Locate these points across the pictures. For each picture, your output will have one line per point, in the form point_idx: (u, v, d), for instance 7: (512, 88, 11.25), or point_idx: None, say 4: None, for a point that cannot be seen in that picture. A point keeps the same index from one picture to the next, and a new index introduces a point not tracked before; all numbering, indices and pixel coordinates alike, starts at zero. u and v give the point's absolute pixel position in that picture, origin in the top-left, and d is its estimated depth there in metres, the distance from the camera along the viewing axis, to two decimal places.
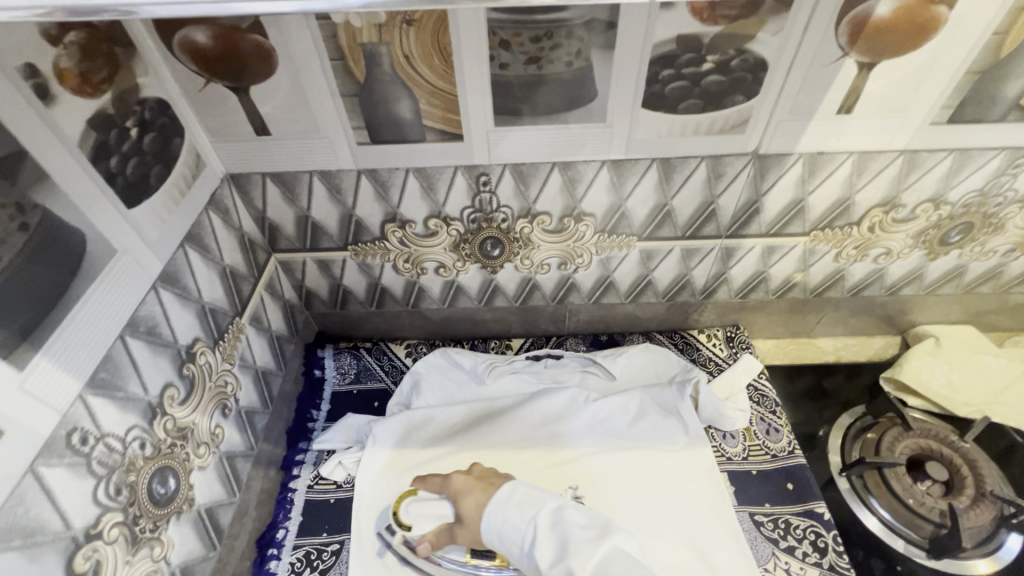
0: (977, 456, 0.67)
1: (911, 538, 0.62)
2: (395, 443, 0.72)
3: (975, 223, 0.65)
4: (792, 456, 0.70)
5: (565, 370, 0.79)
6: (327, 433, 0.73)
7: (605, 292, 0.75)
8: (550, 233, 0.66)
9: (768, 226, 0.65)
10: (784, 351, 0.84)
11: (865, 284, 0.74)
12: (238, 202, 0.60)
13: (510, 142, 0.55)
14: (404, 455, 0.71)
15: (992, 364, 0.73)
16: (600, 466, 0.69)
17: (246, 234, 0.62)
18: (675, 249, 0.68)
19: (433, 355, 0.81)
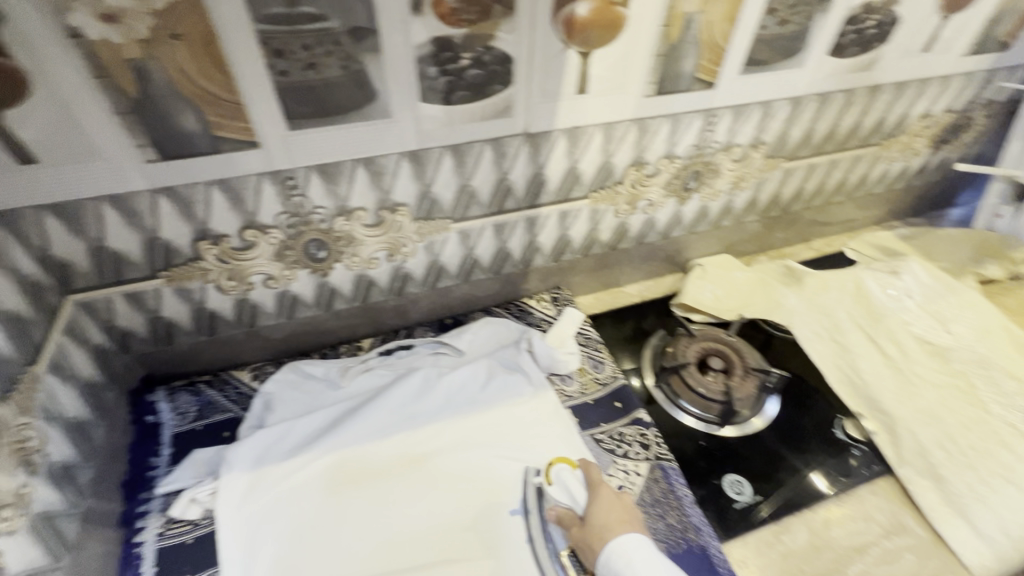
0: (741, 345, 0.87)
1: (708, 418, 0.79)
2: (253, 463, 0.70)
3: (701, 171, 0.85)
4: (617, 379, 0.83)
5: (417, 356, 0.84)
6: (172, 475, 0.68)
7: (438, 277, 0.83)
8: (371, 227, 0.71)
9: (556, 193, 0.78)
10: (601, 301, 0.99)
11: (644, 233, 0.92)
12: (13, 245, 0.53)
13: (309, 144, 0.59)
14: (265, 473, 0.70)
15: (740, 276, 0.96)
16: (460, 434, 0.77)
17: (28, 277, 0.55)
18: (487, 226, 0.78)
19: (282, 372, 0.81)
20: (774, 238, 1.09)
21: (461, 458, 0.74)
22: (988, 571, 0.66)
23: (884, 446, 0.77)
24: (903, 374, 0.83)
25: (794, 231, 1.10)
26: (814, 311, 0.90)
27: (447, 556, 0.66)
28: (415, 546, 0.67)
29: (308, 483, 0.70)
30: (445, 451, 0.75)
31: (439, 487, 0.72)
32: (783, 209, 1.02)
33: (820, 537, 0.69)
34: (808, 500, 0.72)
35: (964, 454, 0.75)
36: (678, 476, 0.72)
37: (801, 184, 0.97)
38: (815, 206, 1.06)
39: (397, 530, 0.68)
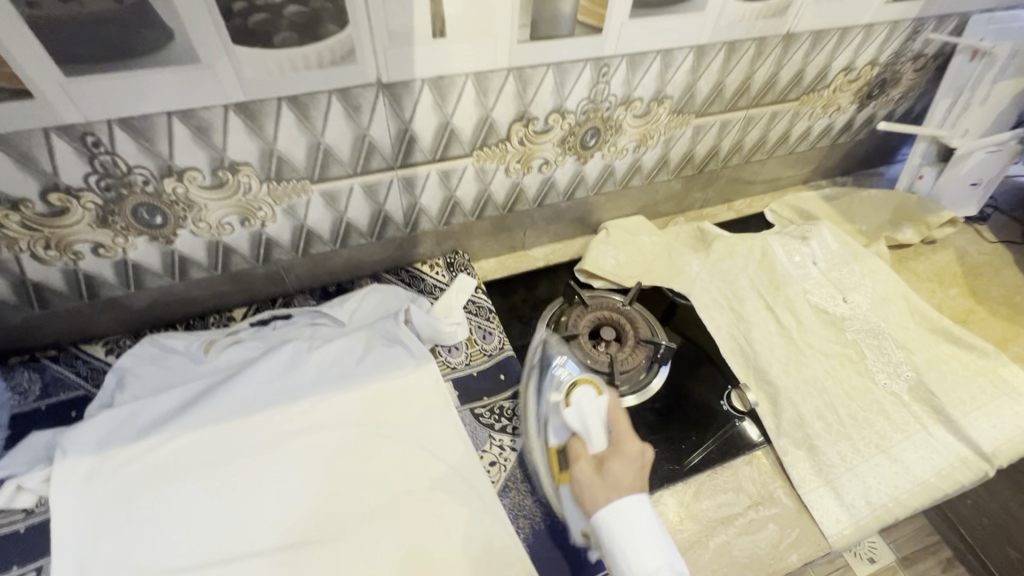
0: (635, 315, 0.84)
1: None
2: (99, 446, 0.66)
3: (600, 127, 0.78)
4: (503, 351, 0.80)
5: (293, 328, 0.78)
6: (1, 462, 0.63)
7: (309, 243, 0.76)
8: (211, 190, 0.63)
9: (431, 152, 0.70)
10: (504, 266, 0.94)
11: (543, 194, 0.86)
12: None
13: (98, 93, 0.50)
14: (111, 457, 0.65)
15: (646, 241, 0.92)
16: (332, 409, 0.73)
17: None
18: (355, 187, 0.71)
19: (139, 346, 0.75)
20: (693, 198, 1.04)
21: (331, 435, 0.71)
22: (845, 539, 0.68)
23: (765, 417, 0.77)
24: (795, 344, 0.81)
25: (714, 191, 1.05)
26: (716, 278, 0.88)
27: (307, 536, 0.64)
28: (274, 527, 0.64)
29: (162, 464, 0.66)
30: (315, 428, 0.71)
31: (304, 465, 0.69)
32: (699, 168, 0.97)
33: (688, 510, 0.69)
34: (680, 473, 0.71)
35: (841, 424, 0.76)
36: None
37: (716, 141, 0.91)
38: (734, 165, 1.00)
39: (256, 511, 0.65)
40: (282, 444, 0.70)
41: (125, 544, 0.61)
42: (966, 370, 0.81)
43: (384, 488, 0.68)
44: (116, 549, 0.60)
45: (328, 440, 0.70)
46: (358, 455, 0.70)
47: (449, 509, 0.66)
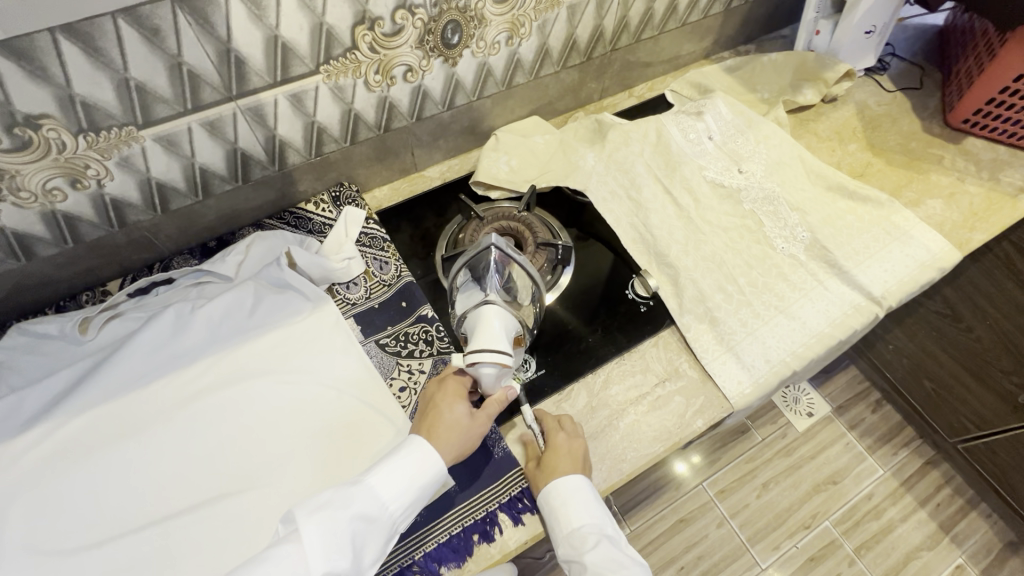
0: (533, 220, 0.82)
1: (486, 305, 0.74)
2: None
3: (459, 20, 0.71)
4: (403, 279, 0.78)
5: (176, 292, 0.74)
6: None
7: (165, 197, 0.69)
8: (15, 152, 0.56)
9: (269, 74, 0.64)
10: (398, 192, 0.90)
11: (419, 105, 0.80)
12: None
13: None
14: None
15: (539, 141, 0.88)
16: (230, 364, 0.70)
17: None
18: (194, 126, 0.64)
19: (9, 337, 0.70)
20: (589, 90, 0.99)
21: (230, 389, 0.68)
22: (746, 398, 0.72)
23: (669, 299, 0.78)
24: (694, 223, 0.81)
25: (610, 78, 1.00)
26: (613, 169, 0.85)
27: (225, 490, 0.63)
28: (189, 489, 0.63)
29: (54, 451, 0.63)
30: (216, 386, 0.68)
31: (209, 424, 0.66)
32: (587, 54, 0.91)
33: (598, 398, 0.71)
34: (589, 365, 0.73)
35: (742, 293, 0.77)
36: None
37: (596, 21, 0.85)
38: (625, 46, 0.95)
39: (165, 478, 0.63)
40: (181, 406, 0.67)
41: (30, 533, 0.59)
42: (860, 222, 0.83)
43: (295, 431, 0.66)
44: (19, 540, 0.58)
45: (230, 395, 0.68)
46: (262, 402, 0.68)
47: (364, 438, 0.66)
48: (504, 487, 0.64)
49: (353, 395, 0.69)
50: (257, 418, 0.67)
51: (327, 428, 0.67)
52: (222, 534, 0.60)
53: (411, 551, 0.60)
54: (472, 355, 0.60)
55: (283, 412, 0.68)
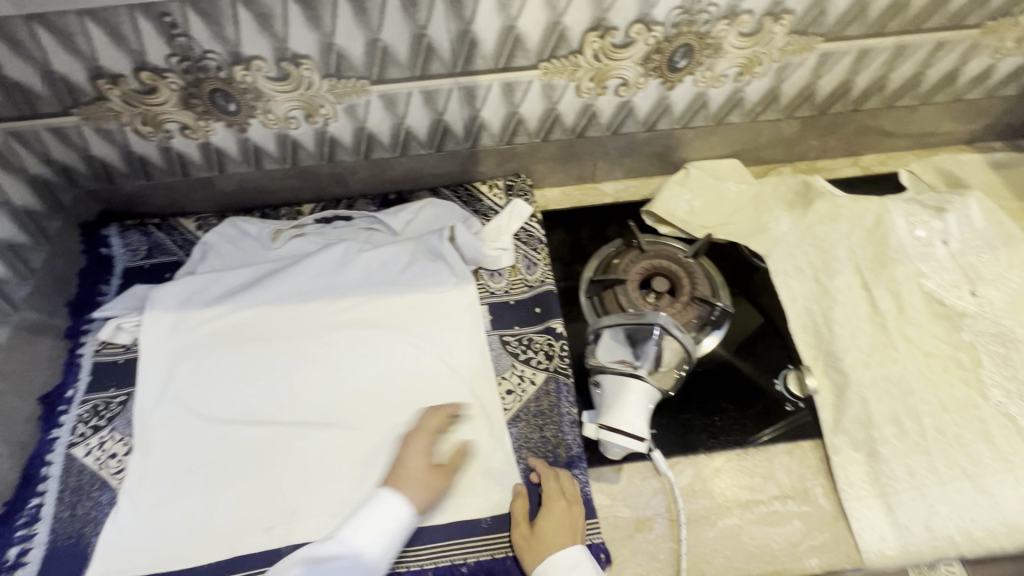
0: (696, 270, 0.75)
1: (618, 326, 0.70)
2: (176, 308, 0.75)
3: (693, 45, 0.67)
4: (545, 285, 0.77)
5: (350, 230, 0.82)
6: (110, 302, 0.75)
7: (370, 146, 0.76)
8: (276, 82, 0.65)
9: (493, 60, 0.66)
10: (568, 198, 0.89)
11: (619, 121, 0.77)
12: None
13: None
14: (185, 316, 0.74)
15: (732, 188, 0.80)
16: (371, 311, 0.75)
17: None
18: (414, 92, 0.69)
19: (223, 226, 0.83)
20: (806, 146, 0.88)
21: (363, 333, 0.74)
22: (884, 560, 0.59)
23: (823, 408, 0.67)
24: (887, 334, 0.68)
25: (837, 140, 0.87)
26: (807, 242, 0.74)
27: (332, 421, 0.68)
28: (305, 407, 0.69)
29: (222, 333, 0.74)
30: (353, 325, 0.74)
31: (337, 357, 0.72)
32: (821, 108, 0.80)
33: (703, 484, 0.64)
34: (706, 444, 0.66)
35: (922, 437, 0.63)
36: (569, 395, 0.68)
37: (848, 75, 0.74)
38: (871, 109, 0.82)
39: (290, 390, 0.70)
40: (322, 333, 0.74)
41: (187, 394, 0.70)
42: None
43: (404, 394, 0.70)
44: (179, 397, 0.70)
45: (362, 339, 0.73)
46: (384, 356, 0.72)
47: (460, 426, 0.67)
48: None
49: (463, 380, 0.70)
50: (376, 369, 0.71)
51: (432, 403, 0.69)
52: (319, 458, 0.66)
53: (469, 554, 0.61)
54: (605, 433, 0.59)
55: (400, 371, 0.71)
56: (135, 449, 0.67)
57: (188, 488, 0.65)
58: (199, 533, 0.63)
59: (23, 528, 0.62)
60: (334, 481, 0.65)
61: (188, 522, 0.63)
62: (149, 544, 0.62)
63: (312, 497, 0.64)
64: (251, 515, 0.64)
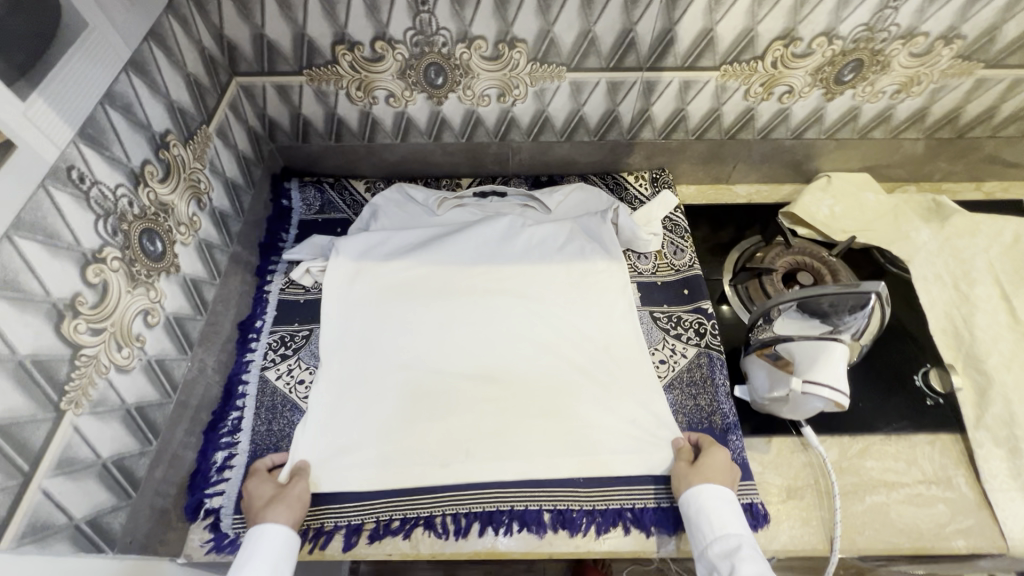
0: (840, 269, 0.78)
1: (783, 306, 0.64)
2: (354, 257, 0.82)
3: (864, 61, 0.73)
4: (692, 270, 0.83)
5: (506, 205, 0.88)
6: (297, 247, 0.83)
7: (542, 129, 0.83)
8: (488, 61, 0.72)
9: (682, 58, 0.72)
10: (703, 195, 0.95)
11: (772, 126, 0.83)
12: (183, 34, 0.63)
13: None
14: (362, 267, 0.81)
15: (871, 199, 0.85)
16: (529, 274, 0.82)
17: (192, 72, 0.65)
18: (601, 81, 0.76)
19: (389, 191, 0.90)
20: (934, 168, 0.93)
21: (525, 297, 0.79)
22: None
23: (965, 405, 0.70)
24: None
25: (965, 164, 0.92)
26: (946, 253, 0.79)
27: (495, 367, 0.73)
28: (470, 354, 0.75)
29: (393, 284, 0.80)
30: (515, 289, 0.80)
31: (499, 312, 0.78)
32: (960, 132, 0.86)
33: (849, 462, 0.68)
34: (851, 427, 0.70)
35: None
36: (721, 369, 0.73)
37: (996, 102, 0.80)
38: (1006, 137, 0.87)
39: (456, 338, 0.76)
40: (485, 289, 0.80)
41: (366, 335, 0.76)
42: None
43: (562, 347, 0.75)
44: (355, 335, 0.76)
45: (522, 298, 0.79)
46: (546, 319, 0.77)
47: (618, 380, 0.72)
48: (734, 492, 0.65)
49: (618, 341, 0.76)
50: (539, 330, 0.77)
51: (591, 358, 0.74)
52: (485, 405, 0.70)
53: (635, 499, 0.64)
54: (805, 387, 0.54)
55: (557, 327, 0.77)
56: (318, 378, 0.72)
57: (365, 416, 0.69)
58: (368, 460, 0.66)
59: (226, 437, 0.68)
60: (501, 421, 0.69)
61: (365, 445, 0.67)
62: (330, 462, 0.65)
63: (480, 434, 0.68)
64: (423, 449, 0.67)
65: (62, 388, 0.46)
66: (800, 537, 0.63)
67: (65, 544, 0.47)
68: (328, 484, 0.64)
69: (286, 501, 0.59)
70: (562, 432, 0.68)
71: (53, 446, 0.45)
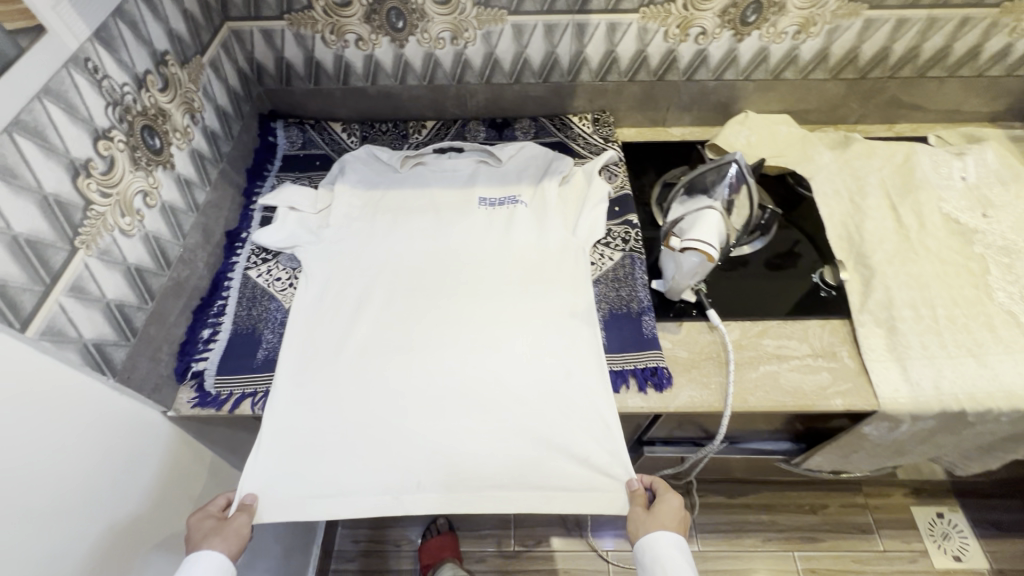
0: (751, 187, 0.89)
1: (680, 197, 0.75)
2: (320, 275, 0.82)
3: (762, 3, 0.85)
4: (622, 191, 0.93)
5: (463, 160, 0.95)
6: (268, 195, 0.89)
7: (493, 71, 0.96)
8: (439, 5, 0.85)
9: (605, 1, 0.85)
10: (642, 136, 1.07)
11: (694, 67, 0.95)
12: None
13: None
14: (328, 286, 0.81)
15: (784, 130, 0.95)
16: (496, 298, 0.80)
17: (189, 9, 0.78)
18: (539, 24, 0.88)
19: (357, 152, 0.97)
20: (848, 111, 1.04)
21: (494, 309, 0.79)
22: (897, 405, 0.72)
23: (852, 293, 0.81)
24: (910, 243, 0.82)
25: (875, 106, 1.03)
26: (845, 172, 0.90)
27: (457, 399, 0.72)
28: (431, 383, 0.74)
29: (356, 306, 0.80)
30: (481, 305, 0.80)
31: (464, 338, 0.77)
32: (863, 73, 0.97)
33: (749, 341, 0.79)
34: (753, 314, 0.81)
35: (934, 320, 0.77)
36: (642, 267, 0.84)
37: (887, 42, 0.91)
38: (905, 78, 0.98)
39: (418, 367, 0.75)
40: (450, 306, 0.80)
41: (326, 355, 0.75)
42: None
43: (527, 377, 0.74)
44: (316, 358, 0.75)
45: (488, 325, 0.78)
46: (511, 327, 0.78)
47: (580, 398, 0.72)
48: (643, 357, 0.76)
49: (581, 364, 0.74)
50: (502, 341, 0.76)
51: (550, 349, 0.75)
52: (438, 433, 0.70)
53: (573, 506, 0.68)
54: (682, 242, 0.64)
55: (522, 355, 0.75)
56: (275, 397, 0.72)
57: (317, 443, 0.69)
58: (317, 489, 0.67)
59: (212, 317, 0.80)
60: (455, 455, 0.69)
61: (314, 475, 0.67)
62: (279, 492, 0.66)
63: (434, 466, 0.69)
64: (373, 480, 0.68)
65: (77, 229, 0.58)
66: (699, 396, 0.73)
67: (76, 354, 0.59)
68: (272, 514, 0.65)
69: (234, 536, 0.63)
70: (517, 461, 0.69)
71: (69, 271, 0.58)
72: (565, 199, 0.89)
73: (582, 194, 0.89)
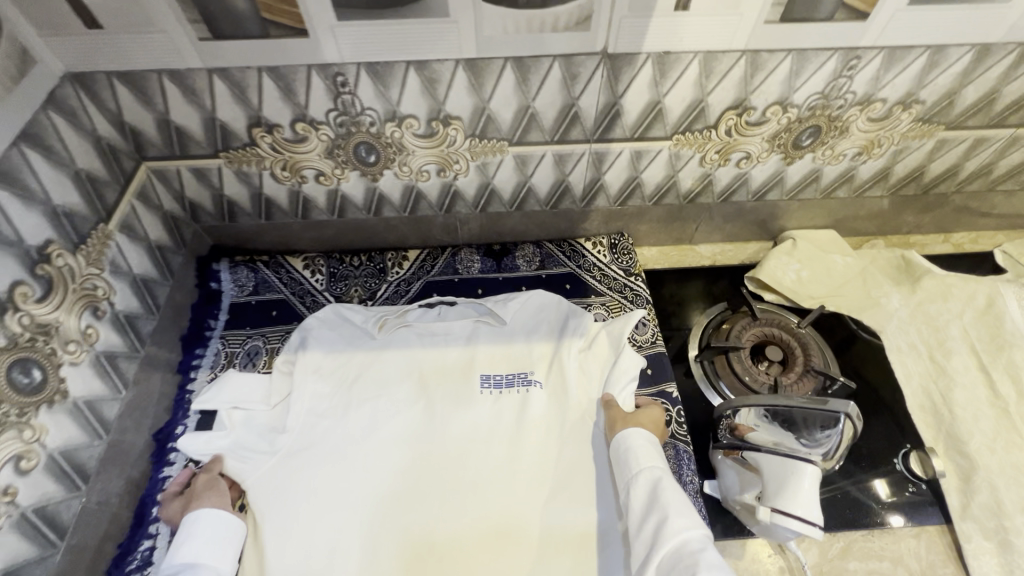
0: (811, 341, 0.75)
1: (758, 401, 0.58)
2: (279, 512, 0.63)
3: (821, 126, 0.69)
4: (655, 346, 0.77)
5: (458, 321, 0.79)
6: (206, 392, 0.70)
7: (489, 201, 0.78)
8: (422, 138, 0.66)
9: (631, 129, 0.68)
10: (665, 257, 0.90)
11: (732, 190, 0.79)
12: (67, 128, 0.56)
13: (279, 48, 0.55)
14: (289, 536, 0.62)
15: (840, 261, 0.81)
16: (506, 532, 0.64)
17: (83, 168, 0.58)
18: (547, 154, 0.70)
19: (323, 311, 0.79)
20: (901, 222, 0.89)
21: (507, 541, 0.63)
22: None
23: (950, 493, 0.65)
24: (1010, 420, 0.67)
25: (932, 218, 0.89)
26: (920, 320, 0.75)
27: None
28: None
29: (332, 547, 0.62)
30: (486, 537, 0.64)
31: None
32: (925, 189, 0.82)
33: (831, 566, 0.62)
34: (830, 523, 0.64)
35: None
36: (688, 462, 0.67)
37: (960, 160, 0.76)
38: (971, 192, 0.84)
39: None
40: (448, 548, 0.63)
41: None
42: None
43: None
44: None
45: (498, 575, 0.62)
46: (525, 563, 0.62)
47: None
48: None
49: None
50: None
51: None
52: None
53: None
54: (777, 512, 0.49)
55: None
56: None
57: None
58: None
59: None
60: None
61: None
62: None
63: None
64: None
65: None
66: None
67: None
68: None
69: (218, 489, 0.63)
70: None
71: None
72: (589, 370, 0.74)
73: (609, 362, 0.74)
